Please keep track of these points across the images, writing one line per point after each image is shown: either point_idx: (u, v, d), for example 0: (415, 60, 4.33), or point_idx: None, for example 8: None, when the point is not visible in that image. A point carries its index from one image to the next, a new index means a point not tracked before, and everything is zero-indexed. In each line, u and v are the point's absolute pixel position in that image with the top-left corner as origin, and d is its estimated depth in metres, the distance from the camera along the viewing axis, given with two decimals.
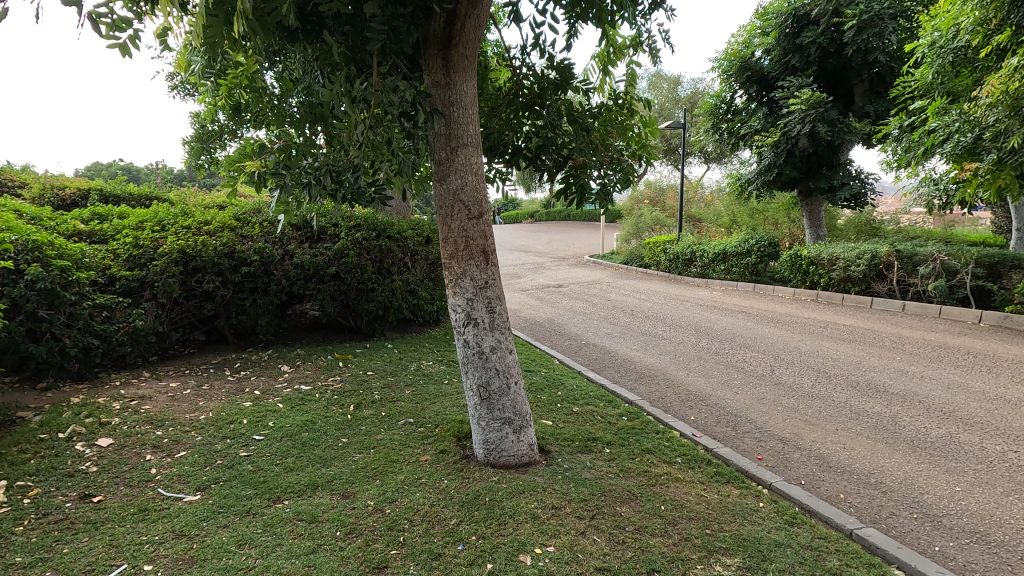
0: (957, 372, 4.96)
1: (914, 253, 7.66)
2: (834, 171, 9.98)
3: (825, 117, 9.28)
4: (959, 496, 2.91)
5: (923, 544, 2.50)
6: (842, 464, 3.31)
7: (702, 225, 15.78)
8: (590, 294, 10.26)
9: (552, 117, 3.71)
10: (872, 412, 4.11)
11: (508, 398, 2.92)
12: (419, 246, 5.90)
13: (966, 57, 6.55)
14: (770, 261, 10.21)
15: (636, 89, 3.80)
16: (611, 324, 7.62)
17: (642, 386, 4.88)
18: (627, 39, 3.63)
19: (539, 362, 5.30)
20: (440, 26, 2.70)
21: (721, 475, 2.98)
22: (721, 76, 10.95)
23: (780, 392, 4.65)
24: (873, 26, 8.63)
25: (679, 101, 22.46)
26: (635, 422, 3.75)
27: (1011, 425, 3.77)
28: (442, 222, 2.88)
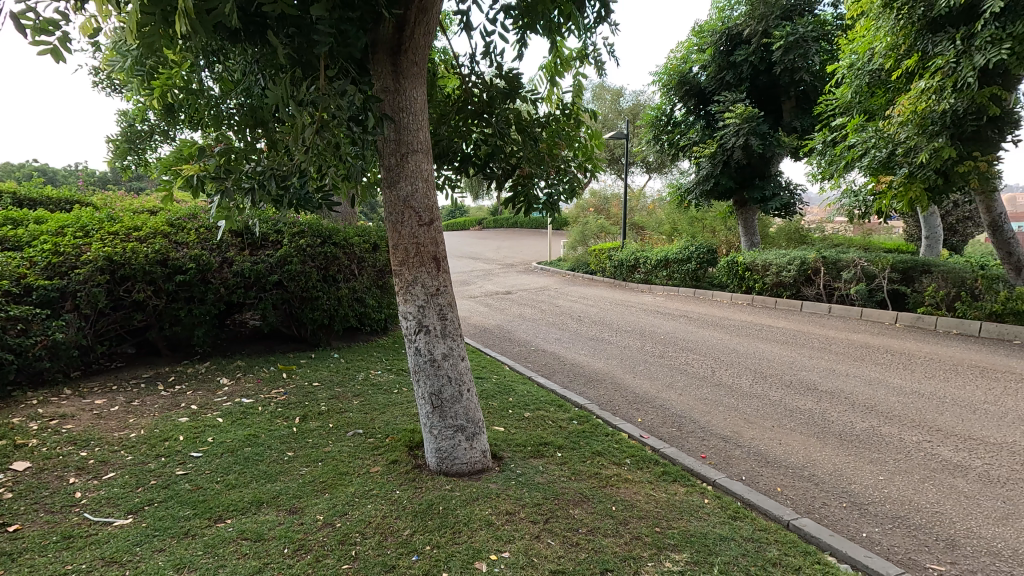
0: (878, 369, 5.34)
1: (838, 259, 8.22)
2: (766, 182, 10.55)
3: (756, 131, 9.83)
4: (882, 485, 3.13)
5: (853, 531, 2.68)
6: (779, 459, 3.49)
7: (644, 233, 16.30)
8: (539, 301, 10.38)
9: (502, 126, 3.72)
10: (805, 409, 4.36)
11: (461, 406, 2.91)
12: (366, 253, 5.79)
13: (880, 79, 7.07)
14: (709, 267, 10.66)
15: (582, 100, 3.92)
16: (559, 330, 7.73)
17: (590, 390, 4.98)
18: (574, 51, 3.74)
19: (490, 369, 5.31)
20: (389, 31, 2.69)
21: (668, 474, 3.08)
22: (661, 89, 11.39)
23: (721, 392, 4.85)
24: (799, 47, 9.24)
25: (621, 113, 23.19)
26: (585, 425, 3.81)
27: (925, 417, 4.10)
28: (392, 229, 2.84)
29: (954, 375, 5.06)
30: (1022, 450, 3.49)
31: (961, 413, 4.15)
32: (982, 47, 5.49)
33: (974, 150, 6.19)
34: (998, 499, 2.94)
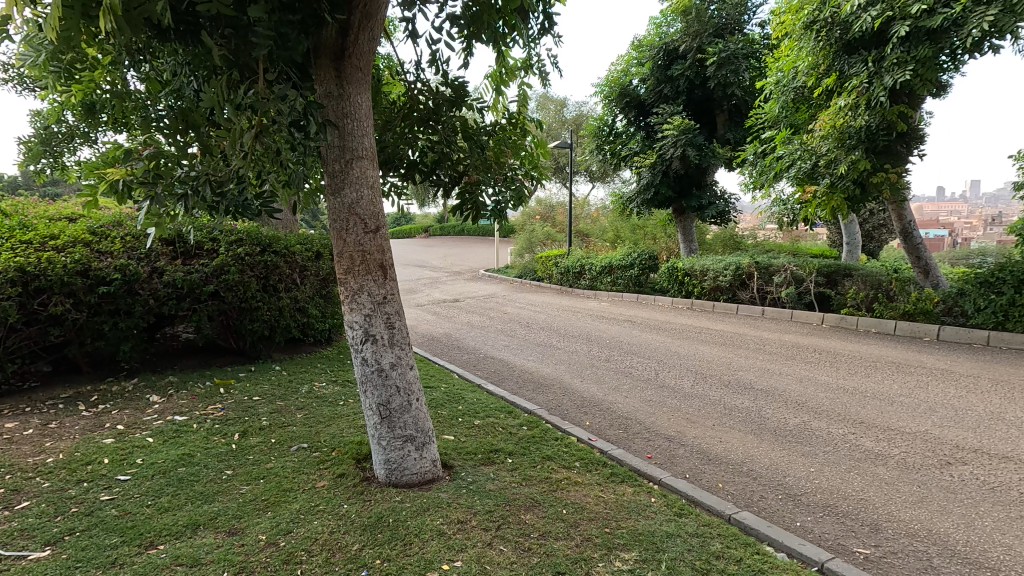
0: (808, 367, 5.67)
1: (769, 264, 8.69)
2: (703, 191, 11.03)
3: (693, 142, 10.28)
4: (813, 476, 3.32)
5: (789, 521, 2.82)
6: (720, 456, 3.64)
7: (589, 240, 16.64)
8: (487, 308, 10.40)
9: (448, 134, 3.76)
10: (742, 407, 4.57)
11: (409, 415, 2.87)
12: (309, 262, 5.62)
13: (804, 95, 7.56)
14: (651, 273, 11.02)
15: (527, 110, 3.98)
16: (507, 337, 7.76)
17: (539, 395, 5.01)
18: (519, 61, 3.80)
19: (438, 377, 5.25)
20: (332, 35, 2.64)
21: (616, 475, 3.15)
22: (603, 100, 11.73)
23: (664, 394, 5.01)
24: (730, 63, 9.73)
25: (565, 123, 23.66)
26: (535, 430, 3.85)
27: (850, 410, 4.39)
28: (337, 236, 2.78)
29: (873, 371, 5.44)
30: (933, 438, 3.80)
31: (880, 406, 4.47)
32: (890, 69, 5.99)
33: (886, 162, 6.74)
34: (914, 484, 3.18)
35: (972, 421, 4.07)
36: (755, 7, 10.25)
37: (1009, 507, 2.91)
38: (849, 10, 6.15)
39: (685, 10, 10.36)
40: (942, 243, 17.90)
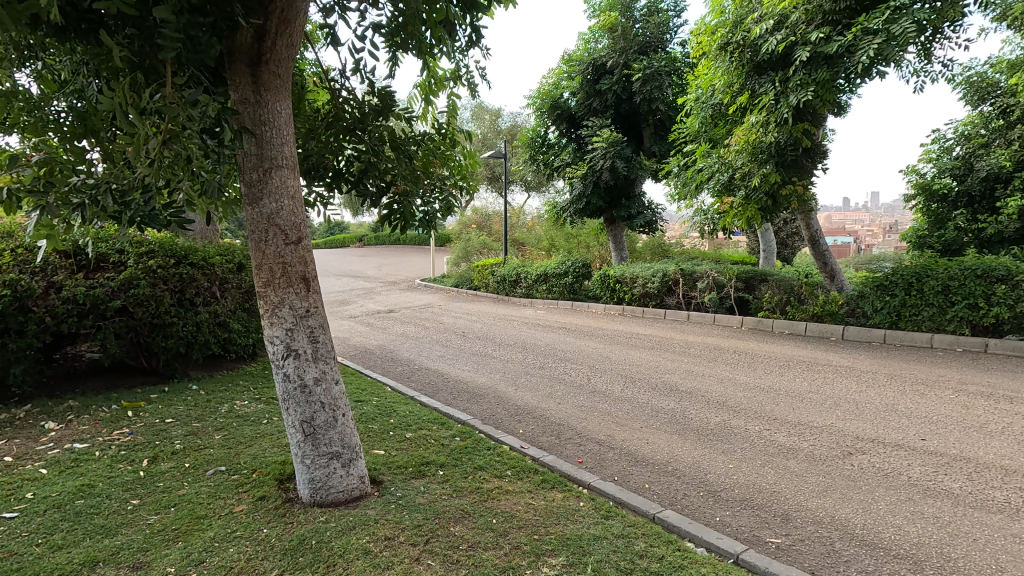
0: (729, 368, 5.99)
1: (693, 271, 9.12)
2: (632, 202, 11.46)
3: (621, 154, 10.67)
4: (732, 473, 3.51)
5: (709, 517, 2.96)
6: (646, 458, 3.77)
7: (525, 248, 16.84)
8: (422, 318, 10.28)
9: (375, 142, 3.70)
10: (668, 409, 4.77)
11: (335, 432, 2.78)
12: (230, 273, 5.34)
13: (720, 111, 8.01)
14: (584, 281, 11.29)
15: (457, 121, 4.03)
16: (443, 347, 7.70)
17: (474, 405, 5.00)
18: (448, 72, 3.82)
19: (370, 391, 5.13)
20: (247, 40, 2.55)
21: (547, 481, 3.19)
22: (536, 112, 11.97)
23: (596, 399, 5.13)
24: (654, 80, 10.21)
25: (499, 133, 23.89)
26: (467, 441, 3.83)
27: (766, 408, 4.67)
28: (255, 248, 2.67)
29: (786, 370, 5.83)
30: (837, 430, 4.11)
31: (792, 403, 4.78)
32: (793, 89, 6.48)
33: (794, 175, 7.25)
34: (820, 475, 3.42)
35: (870, 413, 4.44)
36: (675, 28, 10.80)
37: (900, 491, 3.19)
38: (758, 33, 6.64)
39: (611, 28, 10.78)
40: (847, 250, 19.48)
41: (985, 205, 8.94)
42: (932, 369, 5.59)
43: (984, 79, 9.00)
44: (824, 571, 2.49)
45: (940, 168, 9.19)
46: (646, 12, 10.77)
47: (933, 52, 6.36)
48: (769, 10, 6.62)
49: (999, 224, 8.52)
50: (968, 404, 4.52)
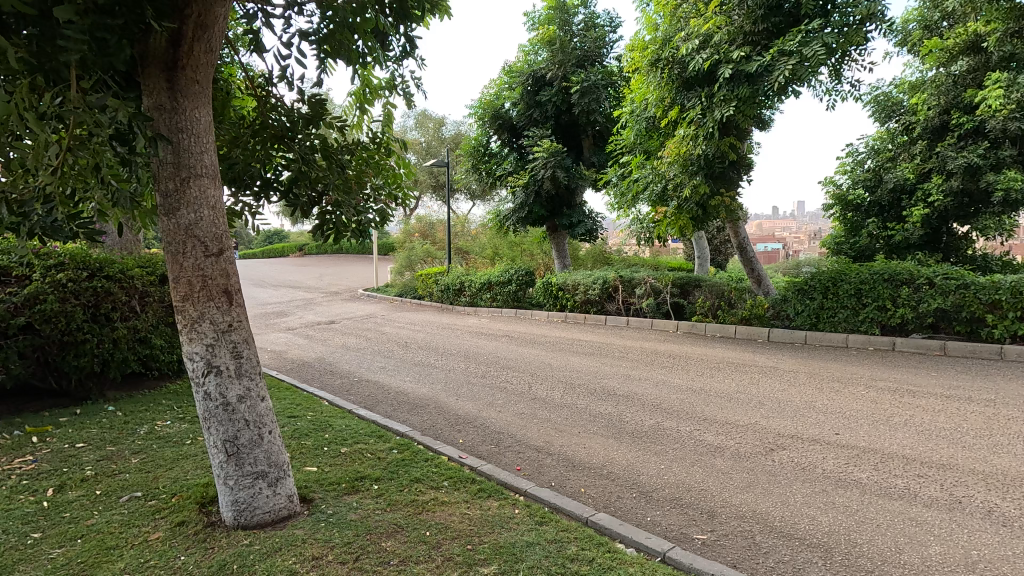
0: (665, 371, 6.20)
1: (632, 278, 9.41)
2: (573, 210, 11.71)
3: (562, 164, 10.90)
4: (664, 473, 3.63)
5: (640, 517, 3.06)
6: (583, 462, 3.85)
7: (469, 257, 16.83)
8: (364, 329, 10.06)
9: (305, 152, 3.61)
10: (606, 413, 4.88)
11: (260, 450, 2.69)
12: (151, 286, 5.06)
13: (654, 125, 8.32)
14: (528, 288, 11.40)
15: (393, 130, 3.95)
16: (384, 358, 7.57)
17: (414, 417, 4.94)
18: (383, 81, 3.81)
19: (306, 405, 4.98)
20: (162, 44, 2.45)
21: (484, 491, 3.20)
22: (477, 122, 12.04)
23: (536, 406, 5.18)
24: (592, 93, 10.51)
25: (444, 141, 23.81)
26: (405, 453, 3.78)
27: (697, 409, 4.87)
28: (172, 261, 2.54)
29: (717, 371, 6.10)
30: (761, 428, 4.34)
31: (721, 403, 5.00)
32: (718, 105, 6.84)
33: (722, 186, 7.64)
34: (744, 471, 3.60)
35: (791, 411, 4.71)
36: (611, 43, 11.17)
37: (815, 483, 3.40)
38: (686, 51, 6.96)
39: (550, 41, 11.03)
40: (775, 256, 20.56)
41: (893, 215, 9.72)
42: (847, 367, 6.00)
43: (890, 99, 9.82)
44: (745, 564, 2.61)
45: (854, 180, 9.80)
46: (583, 27, 11.10)
47: (842, 73, 6.88)
48: (694, 29, 6.98)
49: (906, 231, 9.28)
50: (876, 399, 4.88)
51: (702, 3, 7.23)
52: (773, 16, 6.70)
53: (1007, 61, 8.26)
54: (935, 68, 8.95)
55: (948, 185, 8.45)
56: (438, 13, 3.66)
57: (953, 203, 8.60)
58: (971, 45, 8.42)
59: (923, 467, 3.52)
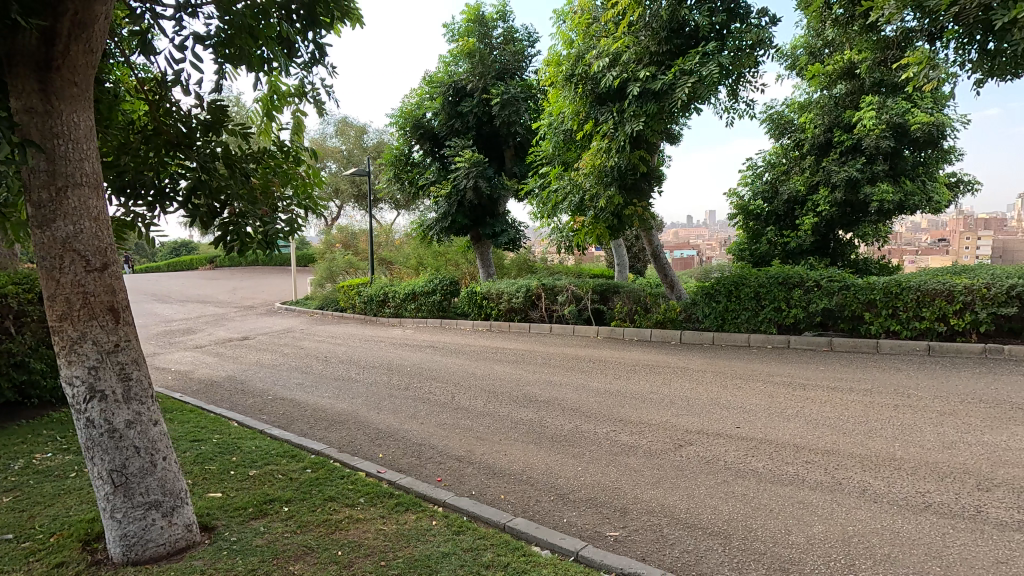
0: (584, 376, 6.39)
1: (554, 286, 9.63)
2: (496, 220, 11.83)
3: (484, 174, 11.00)
4: (580, 474, 3.74)
5: (557, 519, 3.13)
6: (503, 469, 3.89)
7: (393, 267, 16.52)
8: (281, 344, 9.61)
9: (205, 160, 3.42)
10: (526, 420, 4.95)
11: (153, 479, 2.51)
12: (28, 305, 4.59)
13: (570, 137, 8.58)
14: (453, 298, 11.38)
15: (302, 140, 3.86)
16: (302, 374, 7.27)
17: (332, 433, 4.79)
18: (292, 88, 3.72)
19: (212, 428, 4.68)
20: (32, 43, 2.27)
21: (401, 504, 3.15)
22: (398, 131, 11.91)
23: (457, 416, 5.18)
24: (512, 105, 10.73)
25: (366, 150, 23.27)
26: (319, 472, 3.65)
27: (613, 411, 5.06)
28: (46, 277, 2.33)
29: (633, 373, 6.36)
30: (671, 426, 4.58)
31: (635, 404, 5.22)
32: (628, 119, 7.20)
33: (634, 197, 8.03)
34: (654, 468, 3.79)
35: (698, 407, 5.01)
36: (530, 57, 11.44)
37: (717, 475, 3.64)
38: (597, 68, 7.29)
39: (469, 53, 11.14)
40: (691, 262, 21.65)
41: (788, 223, 10.59)
42: (749, 364, 6.45)
43: (783, 117, 10.67)
44: (653, 556, 2.74)
45: (754, 191, 10.68)
46: (503, 40, 11.31)
47: (738, 93, 7.46)
48: (605, 48, 7.31)
49: (799, 238, 10.13)
50: (773, 393, 5.28)
51: (612, 23, 7.58)
52: (675, 38, 7.17)
53: (877, 86, 9.27)
54: (819, 91, 9.87)
55: (834, 197, 9.35)
56: (350, 21, 3.63)
57: (837, 212, 9.53)
58: (847, 71, 9.41)
59: (810, 454, 3.86)
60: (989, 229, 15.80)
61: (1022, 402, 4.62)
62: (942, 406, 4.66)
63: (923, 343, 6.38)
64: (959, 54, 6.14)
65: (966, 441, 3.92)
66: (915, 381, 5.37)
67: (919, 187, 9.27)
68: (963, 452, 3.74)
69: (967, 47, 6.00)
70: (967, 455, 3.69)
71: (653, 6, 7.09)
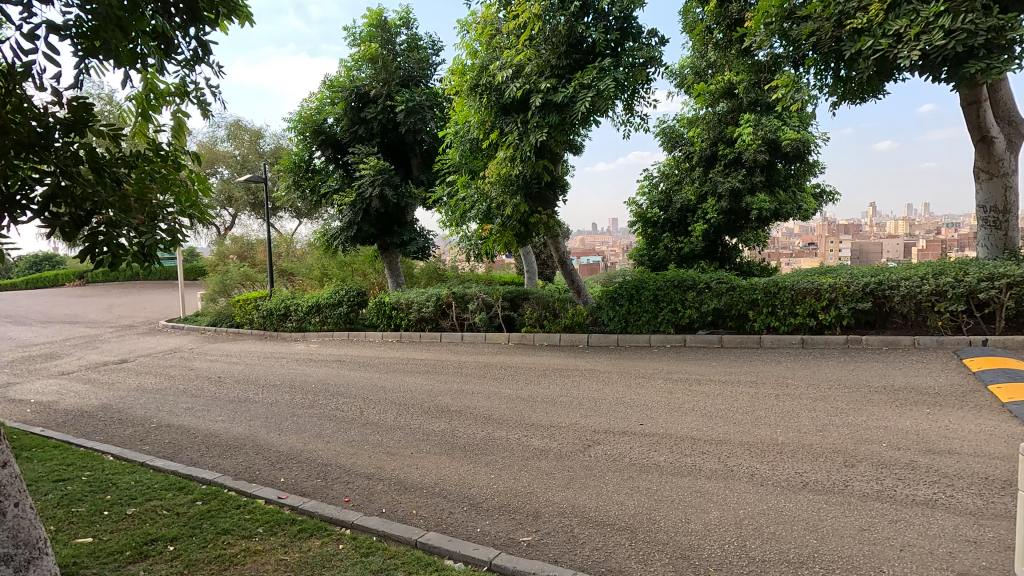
0: (495, 383, 6.41)
1: (464, 294, 9.59)
2: (403, 228, 11.61)
3: (390, 182, 10.79)
4: (493, 482, 3.74)
5: (471, 530, 3.10)
6: (414, 483, 3.80)
7: (295, 279, 15.70)
8: (166, 366, 8.77)
9: (67, 162, 2.88)
10: (439, 431, 4.88)
11: (3, 529, 2.18)
12: None
13: (476, 146, 8.62)
14: (360, 309, 10.99)
15: (183, 143, 3.61)
16: (191, 398, 6.65)
17: (226, 460, 4.42)
18: (172, 87, 3.42)
19: (80, 464, 4.15)
20: None
21: (305, 530, 2.98)
22: (297, 136, 11.34)
23: (366, 432, 4.99)
24: (417, 113, 10.64)
25: (262, 155, 21.96)
26: (211, 504, 3.35)
27: (525, 416, 5.11)
28: None
29: (543, 378, 6.47)
30: (580, 427, 4.71)
31: (546, 408, 5.32)
32: (532, 130, 7.38)
33: (539, 206, 8.27)
34: (565, 470, 3.87)
35: (605, 407, 5.21)
36: (435, 65, 11.40)
37: (624, 471, 3.79)
38: (501, 79, 7.40)
39: (372, 59, 10.90)
40: (596, 268, 22.49)
41: (681, 230, 11.34)
42: (650, 364, 6.81)
43: (673, 131, 11.44)
44: (565, 557, 2.79)
45: (651, 200, 11.36)
46: (406, 47, 11.17)
47: (634, 107, 7.92)
48: (508, 59, 7.45)
49: (691, 244, 10.90)
50: (671, 389, 5.62)
51: (514, 36, 7.75)
52: (573, 53, 7.49)
53: (753, 105, 10.19)
54: (704, 107, 10.70)
55: (720, 205, 10.17)
56: (237, 18, 3.42)
57: (724, 220, 10.37)
58: (727, 91, 10.28)
59: (706, 445, 4.13)
60: (846, 233, 18.01)
61: (878, 385, 5.26)
62: (814, 392, 5.19)
63: (798, 337, 7.09)
64: (818, 79, 6.91)
65: (835, 423, 4.38)
66: (791, 372, 5.94)
67: (791, 197, 10.31)
68: (832, 433, 4.19)
69: (824, 73, 6.78)
70: (834, 435, 4.14)
71: (551, 21, 7.38)
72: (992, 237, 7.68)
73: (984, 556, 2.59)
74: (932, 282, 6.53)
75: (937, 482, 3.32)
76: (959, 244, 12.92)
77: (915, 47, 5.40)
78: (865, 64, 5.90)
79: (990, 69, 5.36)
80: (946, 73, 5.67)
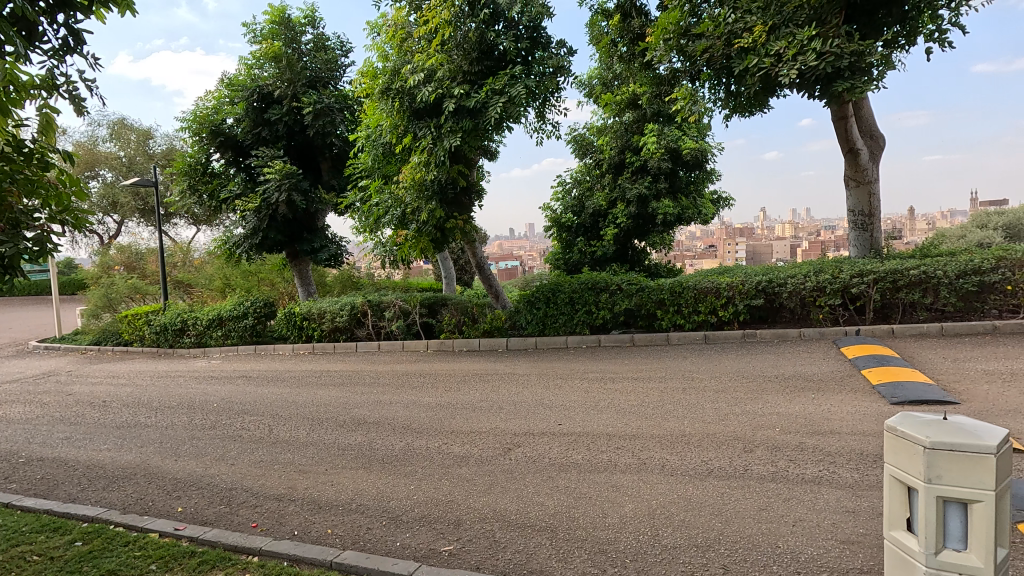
0: (414, 392, 6.29)
1: (380, 302, 9.34)
2: (314, 235, 11.10)
3: (298, 187, 10.30)
4: (413, 493, 3.66)
5: (390, 544, 3.01)
6: (330, 501, 3.63)
7: (193, 291, 14.53)
8: (38, 392, 7.77)
9: None
10: (355, 444, 4.70)
11: None
12: None
13: (389, 151, 8.41)
14: (268, 321, 10.38)
15: (52, 141, 3.21)
16: (68, 426, 5.93)
17: (112, 493, 3.99)
18: (37, 78, 3.04)
19: None
20: None
21: (205, 563, 2.75)
22: (192, 137, 10.53)
23: (276, 451, 4.70)
24: (326, 115, 10.24)
25: (152, 157, 20.17)
26: (94, 543, 3.01)
27: (444, 424, 5.05)
28: None
29: (463, 385, 6.42)
30: (499, 431, 4.72)
31: (466, 414, 5.28)
32: (446, 135, 7.34)
33: (455, 211, 8.27)
34: (485, 475, 3.87)
35: (524, 410, 5.26)
36: (344, 66, 11.05)
37: (544, 472, 3.84)
38: (413, 83, 7.28)
39: (275, 57, 10.36)
40: (514, 271, 22.77)
41: (594, 234, 11.76)
42: (568, 364, 6.97)
43: (584, 138, 11.83)
44: (487, 563, 2.78)
45: (565, 205, 11.67)
46: (312, 47, 10.74)
47: (545, 115, 8.13)
48: (419, 63, 7.32)
49: (604, 247, 11.32)
50: (587, 389, 5.78)
51: (425, 40, 7.66)
52: (484, 60, 7.56)
53: (656, 116, 10.80)
54: (611, 117, 11.16)
55: (629, 210, 10.65)
56: (117, 7, 3.12)
57: (632, 223, 10.87)
58: (632, 102, 10.79)
59: (620, 440, 4.29)
60: (740, 236, 19.60)
61: (771, 375, 5.73)
62: (717, 384, 5.56)
63: (701, 334, 7.57)
64: (712, 93, 7.45)
65: (735, 412, 4.71)
66: (696, 366, 6.32)
67: (691, 202, 11.00)
68: (732, 422, 4.49)
69: (717, 88, 7.31)
70: (735, 424, 4.44)
71: (462, 27, 7.43)
72: (861, 237, 8.62)
73: (861, 524, 2.88)
74: (813, 279, 7.22)
75: (822, 460, 3.66)
76: (834, 245, 14.48)
77: (794, 67, 5.96)
78: (752, 80, 6.42)
79: (853, 89, 6.02)
80: (819, 91, 6.30)
